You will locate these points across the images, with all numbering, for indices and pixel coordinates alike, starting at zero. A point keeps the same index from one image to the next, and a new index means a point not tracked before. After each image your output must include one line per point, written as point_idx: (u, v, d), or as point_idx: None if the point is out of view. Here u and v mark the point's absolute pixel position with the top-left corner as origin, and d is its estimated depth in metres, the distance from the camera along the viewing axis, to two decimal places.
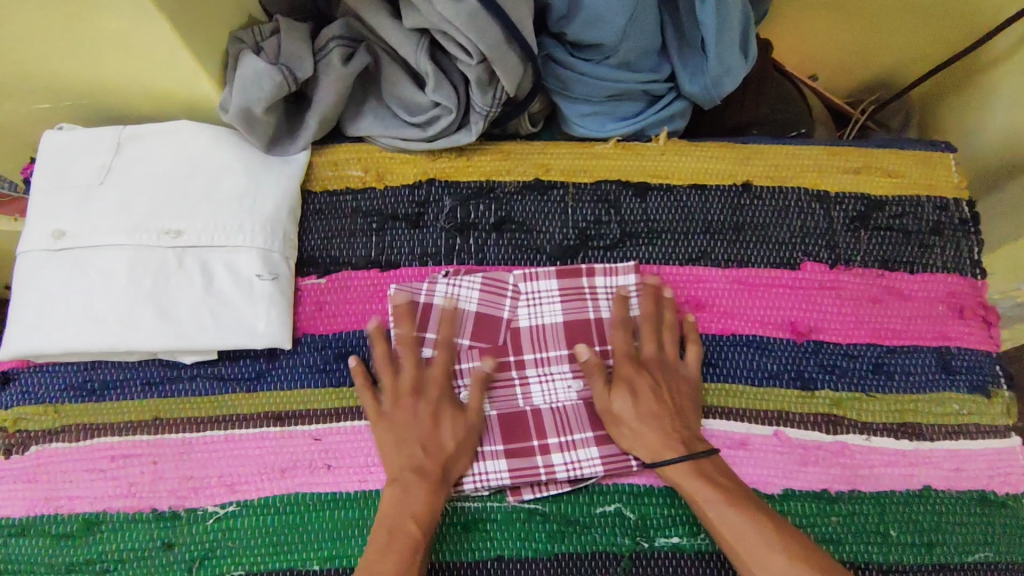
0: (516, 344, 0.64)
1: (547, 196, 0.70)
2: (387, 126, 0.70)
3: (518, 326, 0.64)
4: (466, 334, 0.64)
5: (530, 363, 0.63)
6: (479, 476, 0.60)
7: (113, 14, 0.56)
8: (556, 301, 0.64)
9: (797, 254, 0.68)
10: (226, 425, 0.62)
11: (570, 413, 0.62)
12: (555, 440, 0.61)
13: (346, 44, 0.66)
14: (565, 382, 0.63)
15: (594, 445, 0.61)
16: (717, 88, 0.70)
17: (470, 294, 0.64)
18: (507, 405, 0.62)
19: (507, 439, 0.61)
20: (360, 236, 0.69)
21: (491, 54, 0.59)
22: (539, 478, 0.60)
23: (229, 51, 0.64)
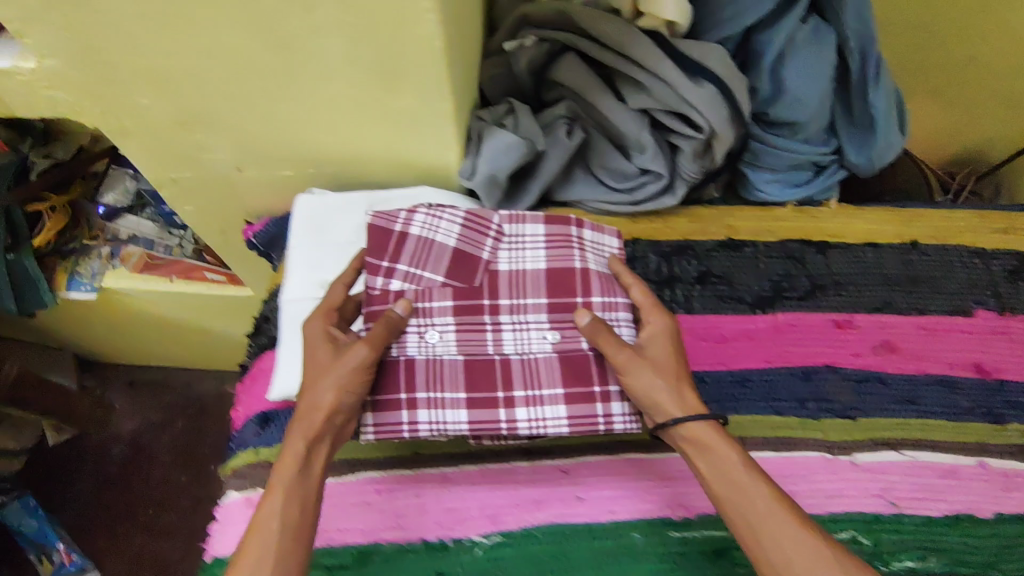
0: (493, 286, 0.67)
1: (741, 253, 0.78)
2: (596, 192, 0.78)
3: (498, 269, 0.68)
4: (440, 272, 0.67)
5: (504, 308, 0.66)
6: (439, 423, 0.63)
7: (409, 94, 0.65)
8: (540, 246, 0.69)
9: (970, 303, 0.76)
10: (479, 460, 0.67)
11: (585, 363, 0.65)
12: (522, 392, 0.64)
13: (569, 122, 0.76)
14: (540, 333, 0.66)
15: (562, 402, 0.64)
16: (878, 159, 0.80)
17: (452, 227, 0.69)
18: (474, 350, 0.65)
19: (469, 389, 0.64)
20: None
21: (719, 130, 0.68)
22: (501, 430, 0.63)
23: (471, 126, 0.74)
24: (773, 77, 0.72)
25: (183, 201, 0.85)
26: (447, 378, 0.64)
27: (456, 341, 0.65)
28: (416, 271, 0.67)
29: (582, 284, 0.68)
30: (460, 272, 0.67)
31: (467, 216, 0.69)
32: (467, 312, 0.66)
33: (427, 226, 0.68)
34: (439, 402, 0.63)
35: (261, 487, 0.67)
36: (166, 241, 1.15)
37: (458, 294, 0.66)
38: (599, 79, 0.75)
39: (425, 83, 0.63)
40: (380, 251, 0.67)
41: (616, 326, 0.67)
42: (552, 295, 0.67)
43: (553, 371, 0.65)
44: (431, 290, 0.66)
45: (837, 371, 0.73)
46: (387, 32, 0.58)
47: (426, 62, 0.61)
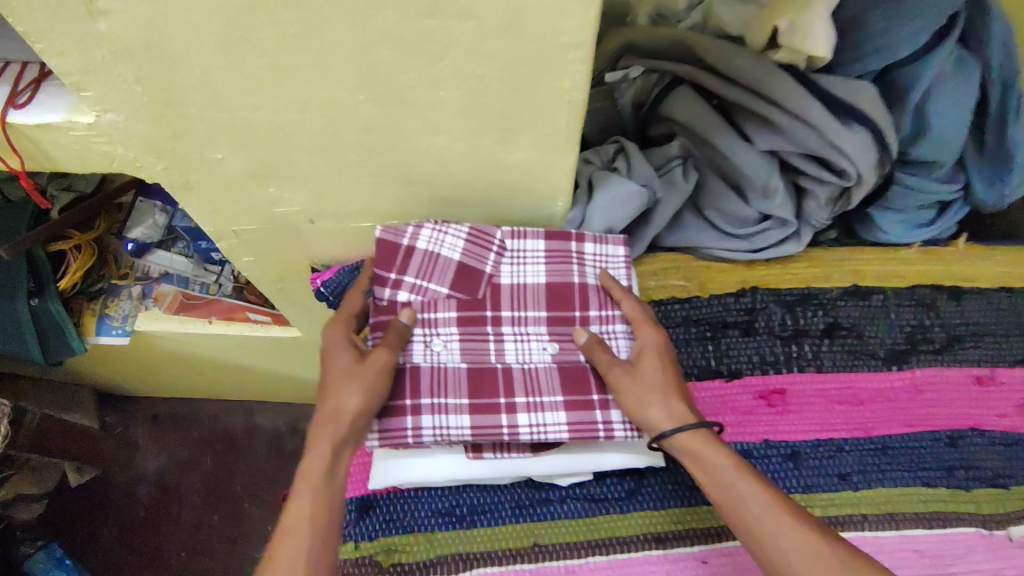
0: (494, 300, 0.61)
1: (870, 301, 0.71)
2: (710, 238, 0.72)
3: (500, 282, 0.61)
4: (446, 285, 0.61)
5: (506, 319, 0.60)
6: (442, 429, 0.56)
7: (526, 144, 0.57)
8: (540, 261, 0.62)
9: None
10: (607, 550, 0.61)
11: (542, 376, 0.58)
12: (523, 397, 0.57)
13: (684, 163, 0.69)
14: (541, 344, 0.60)
15: (562, 408, 0.57)
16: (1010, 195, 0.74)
17: (456, 241, 0.61)
18: (478, 358, 0.59)
19: (474, 395, 0.57)
20: (695, 346, 0.69)
21: (867, 177, 0.62)
22: (502, 437, 0.56)
23: (580, 173, 0.67)
24: (915, 114, 0.65)
25: (242, 253, 0.77)
26: (451, 383, 0.57)
27: (459, 348, 0.59)
28: (421, 284, 0.61)
29: (578, 298, 0.61)
30: (463, 285, 0.61)
31: (472, 231, 0.61)
32: (473, 322, 0.60)
33: (433, 239, 0.61)
34: (442, 407, 0.57)
35: None
36: (203, 279, 1.04)
37: (466, 304, 0.60)
38: (720, 115, 0.67)
39: (549, 132, 0.56)
40: (388, 262, 0.61)
41: (612, 340, 0.61)
42: (553, 312, 0.61)
43: (554, 379, 0.58)
44: (438, 301, 0.61)
45: (984, 435, 0.66)
46: (520, 82, 0.51)
47: (553, 110, 0.53)
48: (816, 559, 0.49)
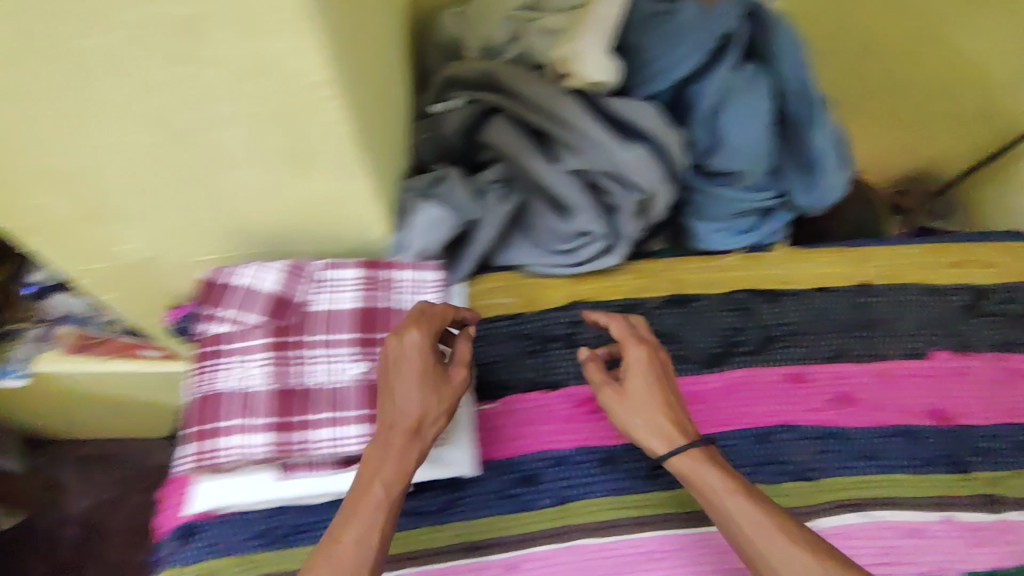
0: (303, 326, 0.64)
1: (690, 307, 0.75)
2: (535, 255, 0.75)
3: (311, 309, 0.65)
4: (256, 312, 0.64)
5: (314, 342, 0.64)
6: (241, 447, 0.59)
7: (318, 174, 0.61)
8: (354, 289, 0.66)
9: (924, 344, 0.74)
10: (421, 560, 0.63)
11: (343, 394, 0.62)
12: (327, 412, 0.61)
13: (502, 186, 0.73)
14: (346, 363, 0.63)
15: (364, 422, 0.61)
16: (824, 199, 0.77)
17: (270, 277, 0.66)
18: (281, 380, 0.62)
19: (277, 414, 0.60)
20: (521, 359, 0.72)
21: (656, 192, 0.65)
22: (297, 451, 0.59)
23: (398, 200, 0.70)
24: (711, 129, 0.68)
25: (101, 291, 0.81)
26: (255, 405, 0.61)
27: (264, 371, 0.62)
28: (234, 312, 0.64)
29: (387, 320, 0.66)
30: (273, 315, 0.64)
31: (287, 265, 0.66)
32: (278, 349, 0.63)
33: (251, 277, 0.66)
34: (245, 426, 0.60)
35: None
36: (100, 318, 1.08)
37: (274, 332, 0.64)
38: (529, 139, 0.71)
39: (333, 160, 0.59)
40: (210, 298, 0.65)
41: None
42: (362, 334, 0.64)
43: (354, 397, 0.62)
44: (246, 330, 0.64)
45: (795, 430, 0.69)
46: (288, 117, 0.54)
47: (329, 141, 0.57)
48: (796, 565, 0.50)
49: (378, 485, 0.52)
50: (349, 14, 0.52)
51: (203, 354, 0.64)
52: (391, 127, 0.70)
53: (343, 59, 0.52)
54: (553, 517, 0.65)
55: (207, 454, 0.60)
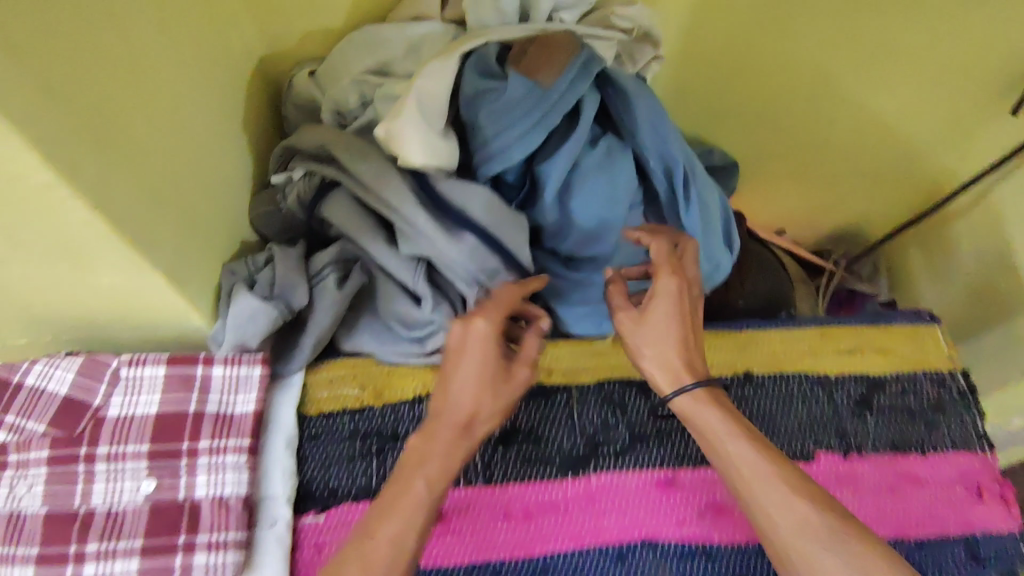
0: (93, 436, 0.57)
1: (553, 402, 0.68)
2: (384, 342, 0.69)
3: (105, 415, 0.58)
4: (45, 420, 0.57)
5: (100, 456, 0.56)
6: None
7: (102, 273, 0.53)
8: (155, 391, 0.59)
9: (810, 445, 0.67)
10: None
11: (126, 519, 0.55)
12: (95, 543, 0.54)
13: (343, 268, 0.67)
14: (135, 481, 0.56)
15: (135, 553, 0.54)
16: (706, 282, 0.70)
17: (65, 375, 0.59)
18: (58, 501, 0.55)
19: (46, 542, 0.54)
20: (359, 462, 0.64)
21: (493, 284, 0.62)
22: None
23: (222, 286, 0.63)
24: (560, 207, 0.62)
25: None
26: (25, 531, 0.54)
27: (41, 490, 0.55)
28: (21, 420, 0.57)
29: (188, 428, 0.58)
30: (64, 421, 0.57)
31: (85, 361, 0.59)
32: (60, 463, 0.56)
33: (40, 376, 0.58)
34: (10, 557, 0.54)
35: None
36: None
37: (56, 443, 0.56)
38: (370, 218, 0.65)
39: (110, 262, 0.52)
40: None
41: (216, 474, 0.57)
42: (156, 446, 0.57)
43: (138, 521, 0.55)
44: (31, 440, 0.57)
45: (656, 546, 0.64)
46: (39, 224, 0.47)
47: (99, 246, 0.49)
48: (798, 530, 0.49)
49: (420, 482, 0.52)
50: (98, 111, 0.45)
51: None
52: (215, 209, 0.63)
53: (89, 163, 0.45)
54: None
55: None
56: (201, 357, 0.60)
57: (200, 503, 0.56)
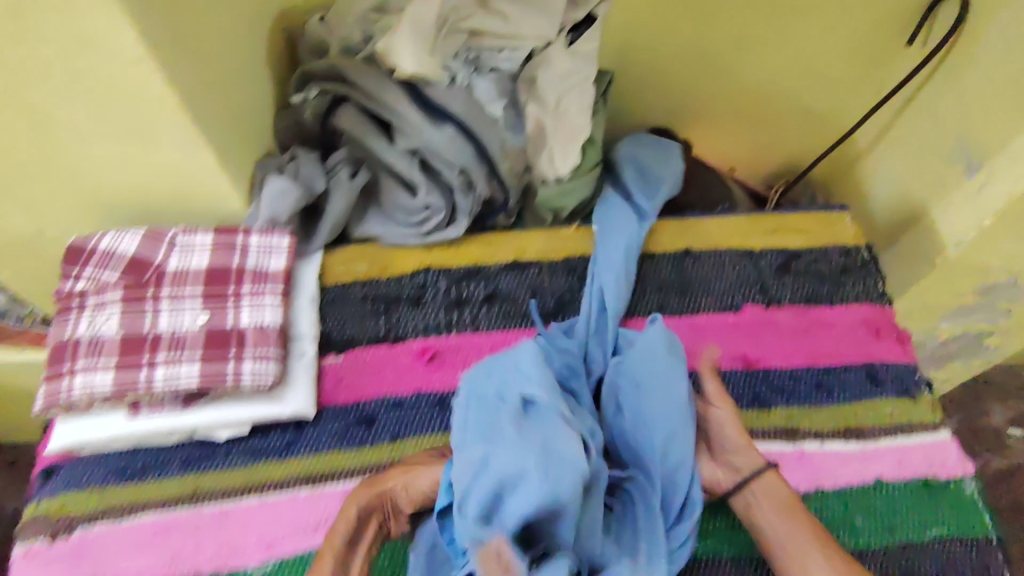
0: (157, 281, 0.72)
1: (526, 273, 0.83)
2: (387, 228, 0.83)
3: (166, 268, 0.73)
4: (118, 270, 0.72)
5: (164, 296, 0.71)
6: (87, 384, 0.67)
7: (168, 145, 0.69)
8: (206, 250, 0.74)
9: (737, 299, 0.81)
10: (260, 492, 0.70)
11: (187, 337, 0.69)
12: (164, 355, 0.68)
13: (353, 165, 0.82)
14: (193, 313, 0.71)
15: (197, 362, 0.68)
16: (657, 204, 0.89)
17: (130, 240, 0.74)
18: (133, 324, 0.69)
19: (122, 355, 0.68)
20: (369, 318, 0.80)
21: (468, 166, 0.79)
22: (138, 389, 0.66)
23: (256, 176, 0.79)
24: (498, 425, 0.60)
25: None
26: (105, 347, 0.68)
27: (118, 318, 0.70)
28: (98, 270, 0.72)
29: (233, 277, 0.73)
30: (132, 271, 0.72)
31: (146, 231, 0.74)
32: (134, 299, 0.71)
33: (111, 241, 0.73)
34: (93, 367, 0.67)
35: (39, 537, 0.68)
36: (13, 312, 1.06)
37: (129, 286, 0.71)
38: (373, 122, 0.81)
39: (176, 131, 0.67)
40: (75, 259, 0.73)
41: (258, 308, 0.72)
42: (209, 288, 0.72)
43: (198, 340, 0.69)
44: (107, 285, 0.72)
45: None
46: (122, 95, 0.63)
47: (167, 112, 0.65)
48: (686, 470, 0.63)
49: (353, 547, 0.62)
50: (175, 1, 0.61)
51: (63, 309, 0.71)
52: (250, 113, 0.78)
53: (167, 37, 0.61)
54: (387, 451, 0.72)
55: (60, 393, 0.67)
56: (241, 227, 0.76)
57: (245, 330, 0.70)
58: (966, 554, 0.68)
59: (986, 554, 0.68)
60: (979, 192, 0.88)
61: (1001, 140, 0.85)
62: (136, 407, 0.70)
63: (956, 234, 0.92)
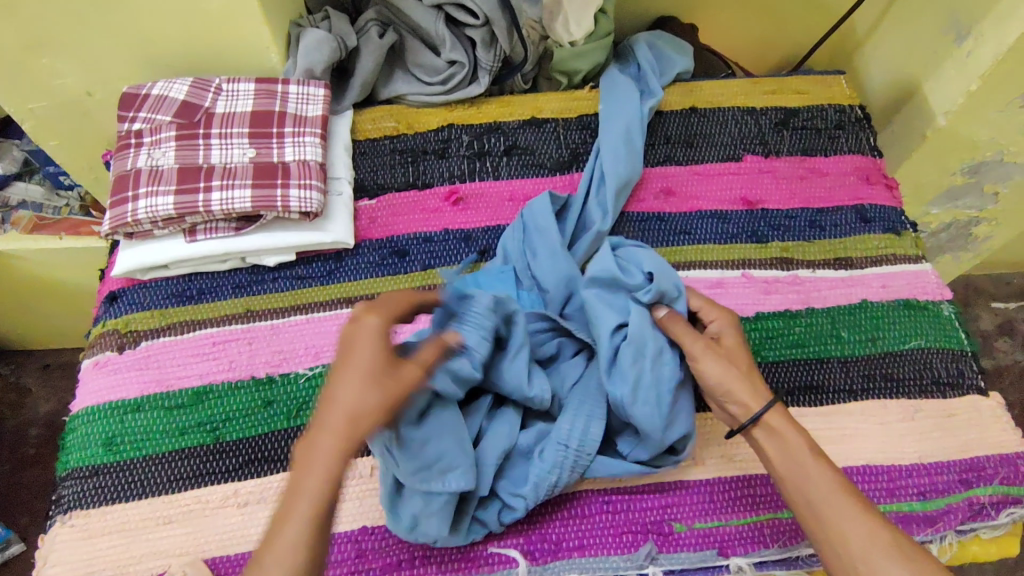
0: (207, 122, 0.78)
1: (543, 128, 0.89)
2: (414, 87, 0.89)
3: (215, 112, 0.79)
4: (170, 114, 0.78)
5: (215, 134, 0.78)
6: (151, 209, 0.73)
7: None
8: (250, 97, 0.81)
9: (739, 151, 0.87)
10: (307, 310, 0.77)
11: (238, 169, 0.76)
12: (218, 182, 0.75)
13: (381, 26, 0.88)
14: (242, 150, 0.77)
15: (248, 188, 0.74)
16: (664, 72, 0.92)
17: (181, 88, 0.80)
18: (188, 157, 0.76)
19: (180, 183, 0.75)
20: (399, 168, 0.86)
21: (492, 18, 0.84)
22: (197, 210, 0.73)
23: (291, 34, 0.85)
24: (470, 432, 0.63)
25: (46, 136, 0.93)
26: (164, 176, 0.75)
27: (174, 153, 0.76)
28: (151, 114, 0.79)
29: (276, 119, 0.80)
30: (183, 114, 0.79)
31: (194, 80, 0.81)
32: (186, 138, 0.77)
33: (163, 89, 0.80)
34: (154, 193, 0.74)
35: (106, 351, 0.75)
36: (53, 203, 1.15)
37: (181, 126, 0.78)
38: None
39: None
40: (130, 105, 0.79)
41: (300, 146, 0.79)
42: (254, 128, 0.79)
43: (248, 171, 0.76)
44: (161, 126, 0.78)
45: (626, 214, 0.83)
46: None
47: None
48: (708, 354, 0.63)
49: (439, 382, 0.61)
50: None
51: (122, 145, 0.78)
52: None
53: None
54: (420, 277, 0.79)
55: (126, 215, 0.74)
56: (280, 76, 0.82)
57: (290, 163, 0.77)
58: (943, 362, 0.75)
59: (960, 363, 0.75)
60: (967, 58, 0.93)
61: (990, 4, 0.90)
62: (192, 233, 0.76)
63: (944, 103, 0.97)
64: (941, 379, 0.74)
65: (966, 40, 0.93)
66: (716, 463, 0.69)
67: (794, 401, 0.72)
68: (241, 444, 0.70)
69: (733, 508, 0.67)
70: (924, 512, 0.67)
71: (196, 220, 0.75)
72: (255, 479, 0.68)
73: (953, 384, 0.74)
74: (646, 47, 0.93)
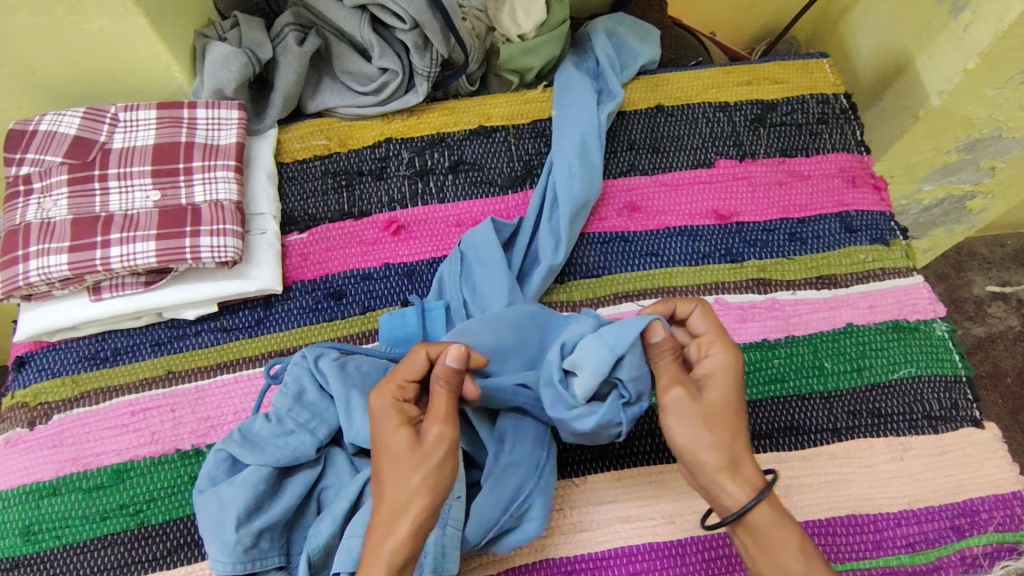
0: (104, 162, 0.69)
1: (493, 138, 0.79)
2: (344, 98, 0.79)
3: (112, 148, 0.70)
4: (60, 154, 0.69)
5: (112, 176, 0.69)
6: (42, 269, 0.65)
7: (93, 13, 0.64)
8: (150, 127, 0.71)
9: (711, 155, 0.78)
10: (234, 368, 0.69)
11: (141, 216, 0.67)
12: (117, 234, 0.66)
13: (301, 30, 0.77)
14: (144, 192, 0.69)
15: (152, 240, 0.66)
16: (627, 65, 0.82)
17: (71, 121, 0.70)
18: (84, 207, 0.67)
19: (75, 237, 0.66)
20: (330, 193, 0.77)
21: (420, 18, 0.74)
22: (95, 267, 0.65)
23: (196, 46, 0.75)
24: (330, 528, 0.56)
25: None
26: (57, 231, 0.66)
27: (67, 202, 0.67)
28: (39, 155, 0.69)
29: (183, 152, 0.70)
30: (78, 153, 0.69)
31: (85, 110, 0.70)
32: (83, 182, 0.68)
33: (51, 123, 0.69)
34: (45, 251, 0.65)
35: (17, 427, 0.68)
36: None
37: (74, 168, 0.68)
38: None
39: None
40: (16, 145, 0.69)
41: (210, 184, 0.70)
42: (157, 165, 0.70)
43: (151, 220, 0.67)
44: (51, 169, 0.68)
45: (586, 237, 0.74)
46: None
47: None
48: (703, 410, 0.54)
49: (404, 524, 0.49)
50: None
51: (10, 194, 0.68)
52: None
53: None
54: (359, 323, 0.71)
55: (17, 278, 0.65)
56: (183, 100, 0.72)
57: (201, 205, 0.68)
58: (934, 392, 0.69)
59: (953, 392, 0.69)
60: (963, 34, 0.81)
61: None
62: (97, 291, 0.68)
63: (938, 82, 0.84)
64: (932, 413, 0.68)
65: (961, 13, 0.81)
66: (688, 520, 0.63)
67: (773, 445, 0.66)
68: (168, 528, 0.63)
69: (708, 569, 0.61)
70: (913, 566, 0.62)
71: (99, 278, 0.67)
72: (187, 565, 0.62)
73: (945, 417, 0.68)
74: (604, 37, 0.83)
